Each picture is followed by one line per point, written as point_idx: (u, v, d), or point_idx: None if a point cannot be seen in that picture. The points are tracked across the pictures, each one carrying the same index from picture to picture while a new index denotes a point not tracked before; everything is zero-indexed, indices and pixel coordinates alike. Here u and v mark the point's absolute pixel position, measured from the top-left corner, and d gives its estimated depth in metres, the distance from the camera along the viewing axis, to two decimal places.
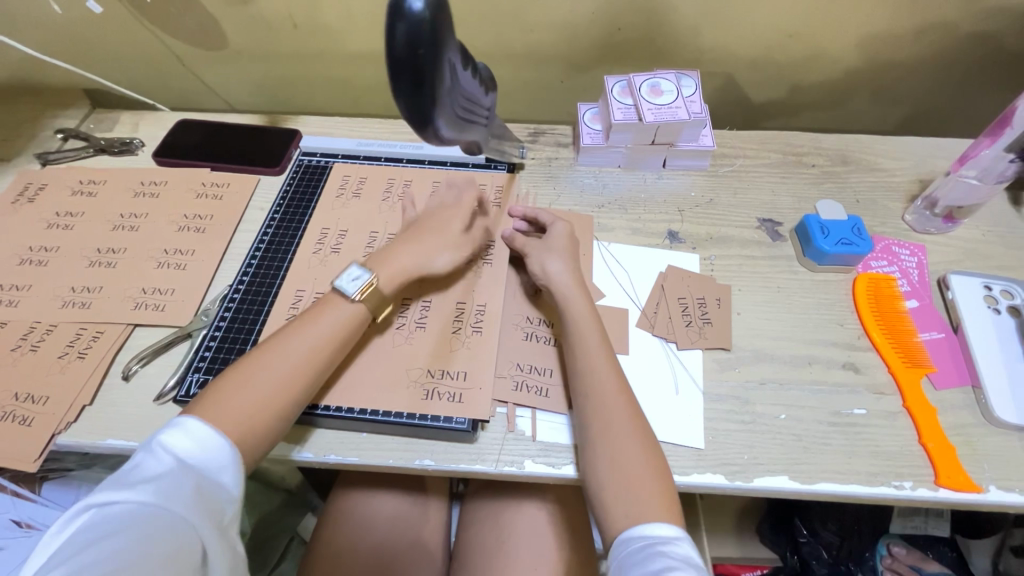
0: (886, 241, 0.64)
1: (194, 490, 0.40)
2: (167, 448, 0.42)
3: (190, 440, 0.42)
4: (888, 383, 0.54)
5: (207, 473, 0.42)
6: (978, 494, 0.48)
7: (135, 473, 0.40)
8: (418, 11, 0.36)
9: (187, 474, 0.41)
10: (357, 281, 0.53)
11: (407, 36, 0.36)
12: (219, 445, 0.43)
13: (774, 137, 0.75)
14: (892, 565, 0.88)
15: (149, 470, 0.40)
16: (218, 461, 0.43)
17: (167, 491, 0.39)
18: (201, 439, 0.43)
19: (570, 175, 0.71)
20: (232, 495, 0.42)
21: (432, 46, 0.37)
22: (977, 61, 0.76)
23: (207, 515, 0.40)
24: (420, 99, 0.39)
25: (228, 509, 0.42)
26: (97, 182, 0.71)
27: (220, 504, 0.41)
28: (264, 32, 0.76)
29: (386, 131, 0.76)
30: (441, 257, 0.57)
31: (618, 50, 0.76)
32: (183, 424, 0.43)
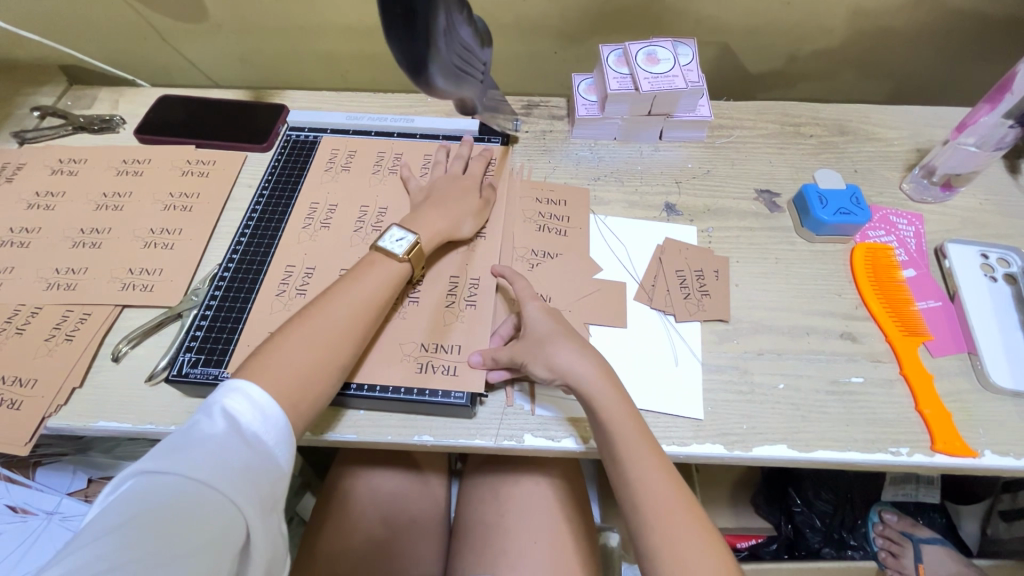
0: (884, 211, 0.64)
1: (246, 467, 0.39)
2: (226, 413, 0.41)
3: (246, 412, 0.41)
4: (885, 351, 0.55)
5: (260, 448, 0.41)
6: (972, 458, 0.49)
7: (190, 438, 0.39)
8: None
9: (241, 447, 0.40)
10: (402, 243, 0.53)
11: None
12: (273, 419, 0.42)
13: (772, 108, 0.74)
14: (883, 532, 0.88)
15: (204, 437, 0.39)
16: (272, 435, 0.42)
17: (221, 463, 0.38)
18: (257, 410, 0.42)
19: (565, 148, 0.70)
20: (282, 473, 0.42)
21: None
22: (976, 29, 0.75)
23: (256, 495, 0.39)
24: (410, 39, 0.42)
25: (276, 488, 0.41)
26: (77, 160, 0.68)
27: (270, 482, 0.40)
28: (246, 3, 0.74)
29: (377, 105, 0.74)
30: (467, 224, 0.58)
31: (612, 19, 0.74)
32: (241, 390, 0.42)
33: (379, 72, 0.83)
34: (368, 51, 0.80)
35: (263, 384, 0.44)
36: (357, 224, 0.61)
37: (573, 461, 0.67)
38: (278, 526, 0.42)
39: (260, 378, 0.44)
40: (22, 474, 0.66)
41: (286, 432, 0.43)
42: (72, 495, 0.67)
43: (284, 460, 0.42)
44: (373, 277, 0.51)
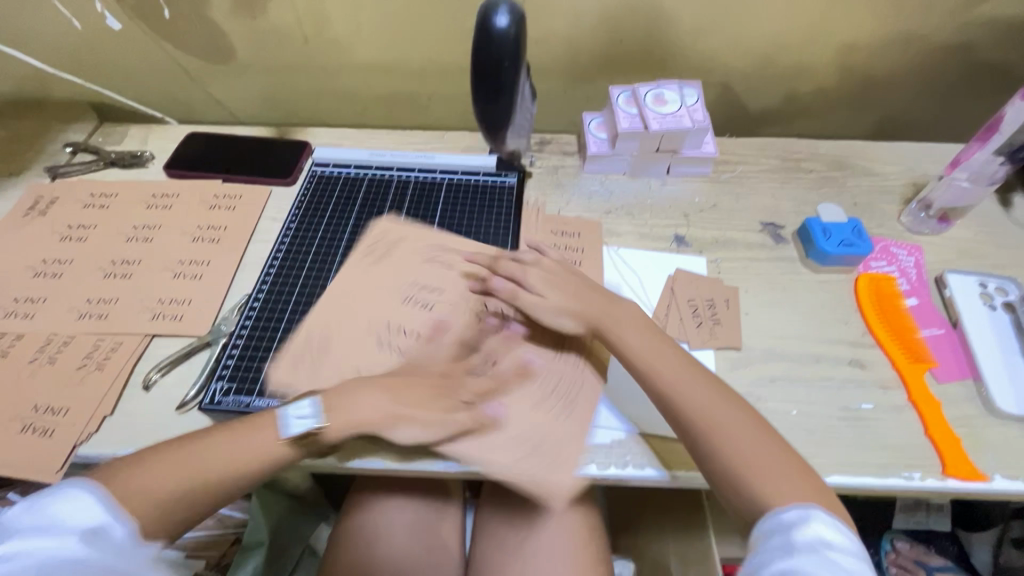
0: (885, 242, 0.67)
1: (88, 543, 0.39)
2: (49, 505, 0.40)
3: (77, 513, 0.40)
4: (894, 378, 0.56)
5: (96, 526, 0.40)
6: (984, 482, 0.50)
7: (35, 525, 0.39)
8: (505, 27, 0.54)
9: (78, 527, 0.40)
10: None
11: (495, 54, 0.55)
12: (102, 503, 0.42)
13: (772, 145, 0.77)
14: (896, 561, 0.88)
15: (47, 523, 0.39)
16: (107, 516, 0.41)
17: (85, 543, 0.38)
18: (83, 500, 0.41)
19: (577, 182, 0.73)
20: (122, 549, 0.41)
21: (513, 60, 0.56)
22: (961, 71, 0.80)
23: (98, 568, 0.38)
24: (496, 109, 0.60)
25: (119, 563, 0.40)
26: (109, 195, 0.71)
27: (113, 556, 0.40)
28: (274, 46, 0.78)
29: (396, 142, 0.78)
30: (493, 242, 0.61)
31: (619, 62, 0.78)
32: (67, 491, 0.41)
33: (396, 111, 0.87)
34: (387, 91, 0.84)
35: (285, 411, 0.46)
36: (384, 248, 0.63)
37: (589, 489, 0.67)
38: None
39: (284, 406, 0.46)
40: None
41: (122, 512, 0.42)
42: None
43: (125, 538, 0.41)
44: None
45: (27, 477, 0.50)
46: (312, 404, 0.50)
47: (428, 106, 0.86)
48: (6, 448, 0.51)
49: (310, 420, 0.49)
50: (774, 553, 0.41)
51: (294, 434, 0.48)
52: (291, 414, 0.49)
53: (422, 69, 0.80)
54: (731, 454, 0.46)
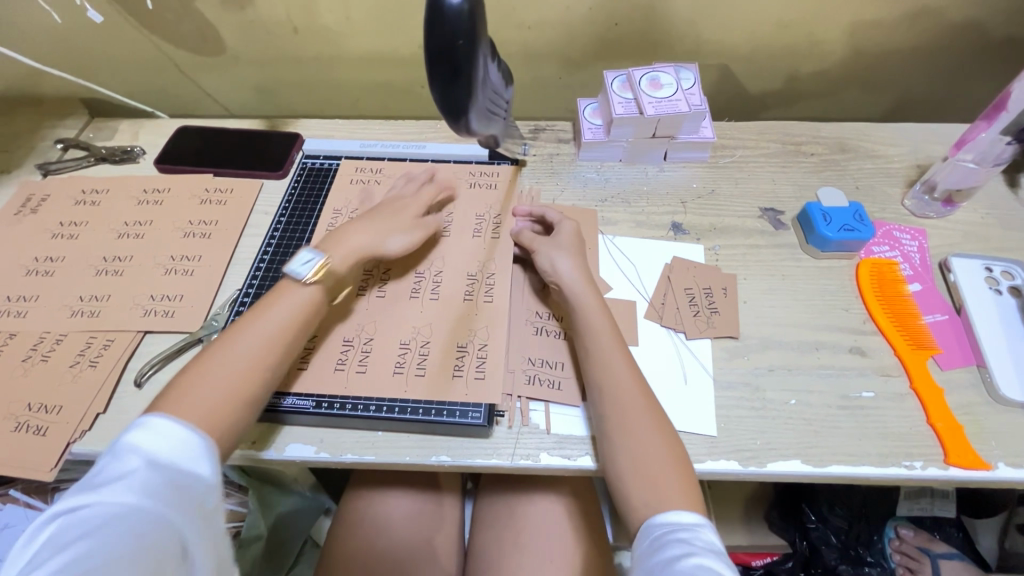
0: (887, 227, 0.65)
1: (169, 486, 0.40)
2: (139, 443, 0.42)
3: (155, 440, 0.42)
4: (895, 366, 0.55)
5: (180, 465, 0.42)
6: (986, 471, 0.49)
7: (112, 470, 0.40)
8: (458, 5, 0.38)
9: (161, 469, 0.41)
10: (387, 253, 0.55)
11: (446, 31, 0.38)
12: (191, 440, 0.43)
13: (772, 128, 0.75)
14: (900, 548, 0.89)
15: (126, 467, 0.40)
16: (192, 455, 0.43)
17: (152, 489, 0.39)
18: (171, 434, 0.43)
19: (572, 170, 0.71)
20: (209, 486, 0.42)
21: (470, 38, 0.39)
22: (970, 48, 0.77)
23: (184, 509, 0.40)
24: (455, 93, 0.42)
25: (208, 501, 0.42)
26: (100, 191, 0.70)
27: (199, 496, 0.41)
28: (263, 36, 0.76)
29: (388, 132, 0.76)
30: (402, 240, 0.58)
31: (615, 45, 0.76)
32: (151, 422, 0.43)
33: (389, 100, 0.86)
34: (378, 80, 0.82)
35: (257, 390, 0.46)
36: None
37: (587, 479, 0.67)
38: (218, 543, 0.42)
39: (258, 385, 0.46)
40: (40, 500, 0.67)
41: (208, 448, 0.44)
42: None
43: (210, 474, 0.43)
44: None
45: (22, 476, 0.50)
46: (312, 252, 0.54)
47: (421, 94, 0.84)
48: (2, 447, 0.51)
49: (317, 261, 0.53)
50: (673, 551, 0.41)
51: (308, 275, 0.53)
52: (292, 267, 0.53)
53: (415, 57, 0.78)
54: (631, 466, 0.46)
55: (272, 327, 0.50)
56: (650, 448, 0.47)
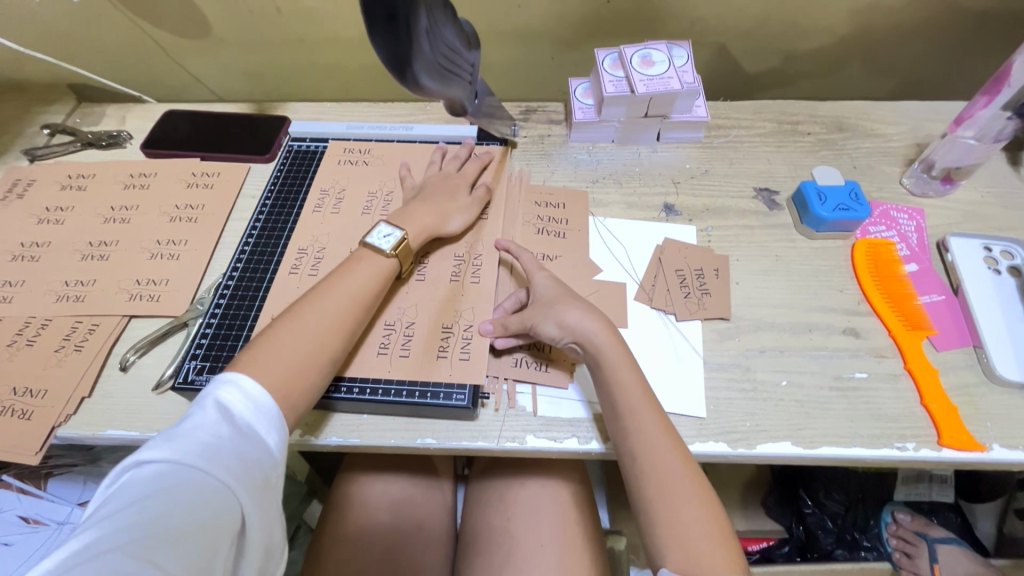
0: (884, 206, 0.64)
1: (238, 454, 0.40)
2: (217, 402, 0.41)
3: (239, 404, 0.42)
4: (889, 346, 0.54)
5: (254, 434, 0.41)
6: (981, 452, 0.48)
7: (188, 426, 0.40)
8: None
9: (234, 434, 0.40)
10: (390, 238, 0.54)
11: None
12: (267, 408, 0.42)
13: (769, 106, 0.74)
14: (897, 533, 0.87)
15: (202, 426, 0.40)
16: (264, 424, 0.42)
17: (222, 455, 0.39)
18: (248, 399, 0.42)
19: (564, 151, 0.70)
20: (276, 459, 0.42)
21: None
22: (975, 22, 0.75)
23: (249, 480, 0.39)
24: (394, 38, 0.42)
25: (272, 473, 0.41)
26: (86, 175, 0.70)
27: (265, 469, 0.41)
28: (247, 18, 0.75)
29: (377, 114, 0.75)
30: (454, 221, 0.59)
31: (607, 23, 0.75)
32: (235, 381, 0.43)
33: (379, 82, 0.84)
34: (367, 62, 0.81)
35: (259, 377, 0.44)
36: (363, 213, 0.63)
37: (578, 464, 0.67)
38: (276, 514, 0.42)
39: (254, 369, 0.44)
40: (33, 485, 0.67)
41: (279, 418, 0.43)
42: (82, 505, 0.67)
43: (278, 446, 0.42)
44: (361, 272, 0.52)
45: (8, 459, 0.50)
46: (390, 225, 0.55)
47: None
48: None
49: (396, 234, 0.54)
50: None
51: (388, 248, 0.53)
52: (373, 240, 0.54)
53: None
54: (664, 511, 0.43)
55: (349, 298, 0.50)
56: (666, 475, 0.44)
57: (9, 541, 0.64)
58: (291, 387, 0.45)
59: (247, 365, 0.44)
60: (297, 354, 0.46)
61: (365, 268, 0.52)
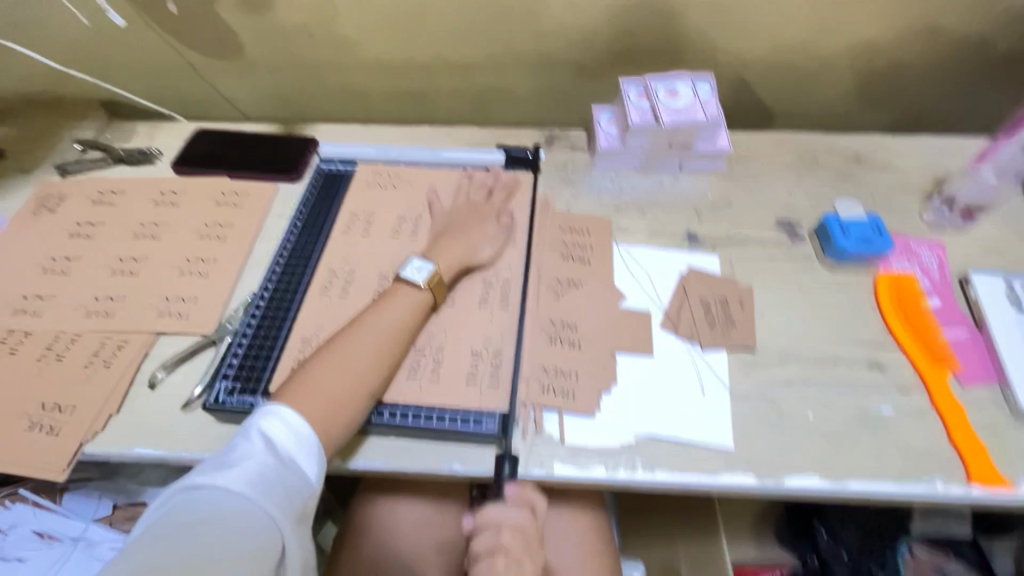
0: (905, 240, 0.65)
1: (281, 484, 0.41)
2: (262, 433, 0.43)
3: (281, 434, 0.43)
4: (915, 381, 0.54)
5: (296, 466, 0.42)
6: (1010, 491, 0.48)
7: (234, 455, 0.41)
8: None
9: (278, 464, 0.42)
10: (422, 271, 0.55)
11: None
12: (308, 440, 0.44)
13: (788, 139, 0.75)
14: (914, 567, 0.86)
15: (248, 455, 0.41)
16: (305, 455, 0.43)
17: (266, 486, 0.40)
18: (290, 430, 0.44)
19: (587, 179, 0.71)
20: (313, 491, 0.43)
21: None
22: (987, 62, 0.77)
23: (289, 511, 0.41)
24: None
25: (309, 505, 0.43)
26: (116, 192, 0.71)
27: (304, 500, 0.42)
28: (280, 42, 0.77)
29: (403, 138, 0.77)
30: (485, 250, 0.60)
31: (630, 55, 0.77)
32: (279, 413, 0.44)
33: (404, 106, 0.86)
34: (394, 87, 0.83)
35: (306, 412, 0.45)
36: (391, 235, 0.64)
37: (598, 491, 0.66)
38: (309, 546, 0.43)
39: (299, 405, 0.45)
40: (48, 498, 0.67)
41: (318, 450, 0.44)
42: (97, 522, 0.67)
43: (317, 478, 0.44)
44: (396, 304, 0.53)
45: (33, 475, 0.50)
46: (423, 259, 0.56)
47: (436, 102, 0.85)
48: (14, 446, 0.51)
49: (430, 268, 0.55)
50: None
51: (423, 281, 0.54)
52: (407, 273, 0.55)
53: (430, 64, 0.79)
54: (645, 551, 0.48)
55: (385, 330, 0.51)
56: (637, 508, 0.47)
57: (24, 556, 0.64)
58: (330, 421, 0.46)
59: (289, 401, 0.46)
60: (340, 385, 0.47)
61: (402, 301, 0.53)
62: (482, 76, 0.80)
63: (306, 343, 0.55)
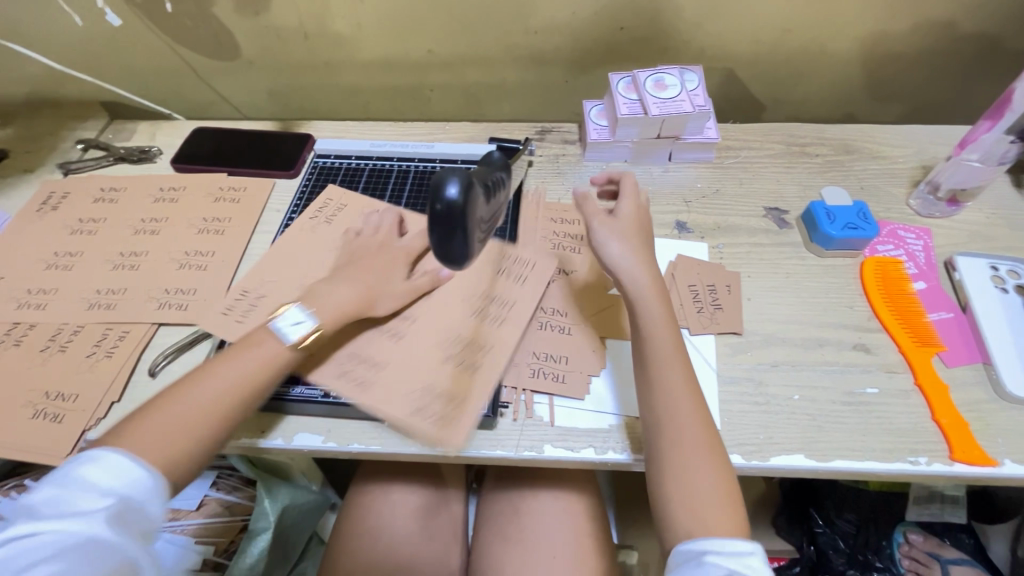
0: (892, 226, 0.66)
1: (112, 517, 0.38)
2: (81, 478, 0.39)
3: (105, 476, 0.40)
4: (900, 362, 0.55)
5: (127, 502, 0.39)
6: (993, 467, 0.49)
7: (50, 507, 0.38)
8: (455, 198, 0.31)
9: (98, 502, 0.39)
10: (299, 326, 0.50)
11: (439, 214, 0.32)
12: (138, 477, 0.40)
13: (777, 129, 0.76)
14: (909, 553, 0.87)
15: (61, 505, 0.38)
16: (142, 490, 0.40)
17: (86, 520, 0.38)
18: (111, 468, 0.40)
19: (578, 170, 0.72)
20: (154, 515, 0.41)
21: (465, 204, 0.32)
22: (975, 51, 0.77)
23: (128, 543, 0.39)
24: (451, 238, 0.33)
25: (146, 532, 0.40)
26: (118, 189, 0.73)
27: (141, 526, 0.40)
28: (276, 41, 0.79)
29: (397, 134, 0.78)
30: None
31: (621, 49, 0.78)
32: (99, 457, 0.40)
33: (398, 102, 0.88)
34: (389, 84, 0.84)
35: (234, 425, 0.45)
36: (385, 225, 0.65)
37: (591, 477, 0.67)
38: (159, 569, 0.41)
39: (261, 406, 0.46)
40: None
41: (161, 480, 0.41)
42: None
43: (159, 510, 0.41)
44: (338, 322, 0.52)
45: (38, 461, 0.51)
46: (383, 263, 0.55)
47: (430, 98, 0.86)
48: (19, 433, 0.52)
49: (383, 269, 0.54)
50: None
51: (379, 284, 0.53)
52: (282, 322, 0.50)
53: (424, 61, 0.80)
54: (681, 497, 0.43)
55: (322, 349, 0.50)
56: (683, 399, 0.46)
57: None
58: None
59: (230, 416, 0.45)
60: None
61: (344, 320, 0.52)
62: (474, 72, 0.82)
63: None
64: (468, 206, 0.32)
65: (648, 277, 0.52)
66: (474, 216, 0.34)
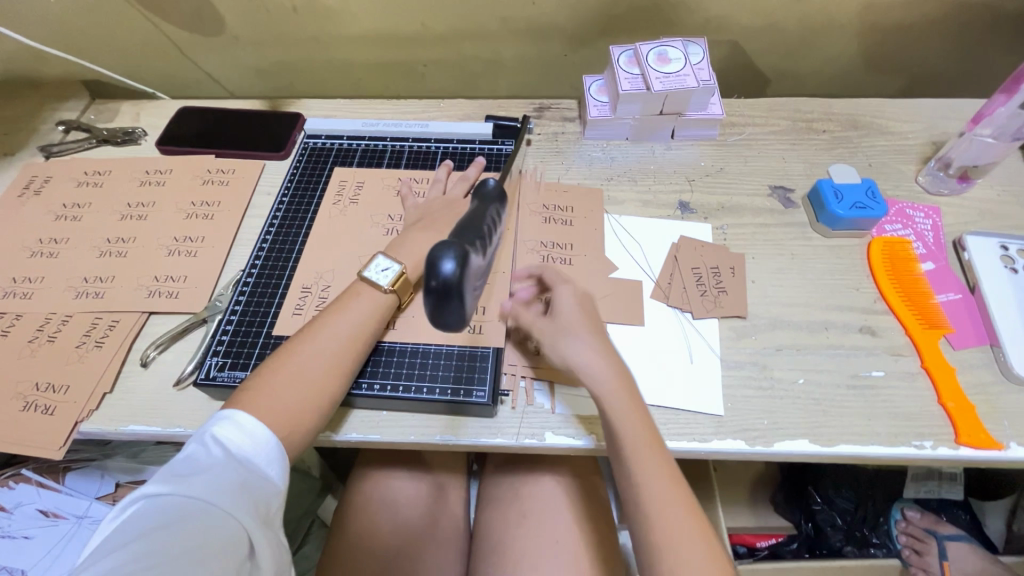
0: (900, 204, 0.64)
1: (242, 482, 0.41)
2: (217, 440, 0.42)
3: (236, 438, 0.42)
4: (906, 345, 0.54)
5: (253, 466, 0.42)
6: (998, 451, 0.48)
7: (188, 466, 0.40)
8: (449, 272, 0.31)
9: (231, 465, 0.41)
10: (387, 273, 0.52)
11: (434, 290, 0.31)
12: (264, 441, 0.43)
13: (784, 104, 0.74)
14: (906, 529, 0.88)
15: (201, 462, 0.41)
16: (264, 456, 0.43)
17: (222, 482, 0.40)
18: (247, 434, 0.43)
19: (577, 149, 0.70)
20: (278, 489, 0.43)
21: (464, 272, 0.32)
22: (990, 21, 0.74)
23: (252, 509, 0.40)
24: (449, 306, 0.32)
25: (271, 504, 0.42)
26: (102, 172, 0.70)
27: (265, 497, 0.42)
28: (261, 17, 0.75)
29: (391, 112, 0.76)
30: None
31: (622, 20, 0.74)
32: (232, 416, 0.43)
33: (392, 78, 0.84)
34: (381, 59, 0.81)
35: (259, 414, 0.44)
36: (383, 203, 0.64)
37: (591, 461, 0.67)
38: (279, 541, 0.43)
39: (280, 396, 0.45)
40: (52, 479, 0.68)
41: (281, 452, 0.44)
42: (101, 499, 0.67)
43: (279, 476, 0.43)
44: (357, 308, 0.50)
45: (31, 454, 0.50)
46: (388, 258, 0.53)
47: (424, 74, 0.83)
48: (9, 426, 0.51)
49: (394, 269, 0.52)
50: None
51: (387, 284, 0.52)
52: (370, 273, 0.52)
53: (416, 35, 0.77)
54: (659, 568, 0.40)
55: (343, 337, 0.49)
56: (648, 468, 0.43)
57: (30, 535, 0.65)
58: (290, 426, 0.45)
59: (248, 404, 0.45)
60: (308, 374, 0.46)
61: (361, 304, 0.51)
62: (470, 46, 0.78)
63: (307, 291, 0.57)
64: (464, 275, 0.31)
65: (580, 321, 0.48)
66: (471, 278, 0.33)
